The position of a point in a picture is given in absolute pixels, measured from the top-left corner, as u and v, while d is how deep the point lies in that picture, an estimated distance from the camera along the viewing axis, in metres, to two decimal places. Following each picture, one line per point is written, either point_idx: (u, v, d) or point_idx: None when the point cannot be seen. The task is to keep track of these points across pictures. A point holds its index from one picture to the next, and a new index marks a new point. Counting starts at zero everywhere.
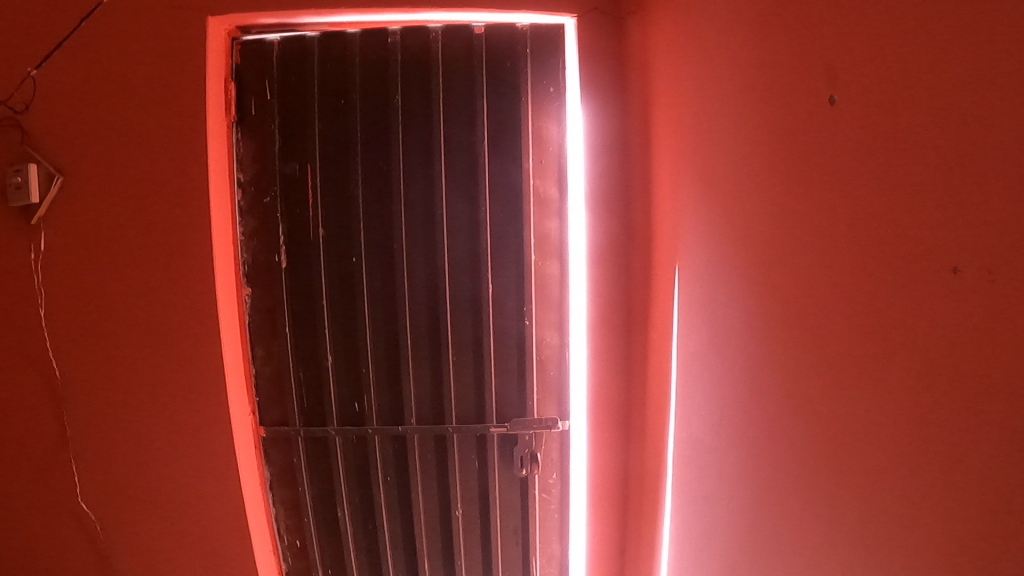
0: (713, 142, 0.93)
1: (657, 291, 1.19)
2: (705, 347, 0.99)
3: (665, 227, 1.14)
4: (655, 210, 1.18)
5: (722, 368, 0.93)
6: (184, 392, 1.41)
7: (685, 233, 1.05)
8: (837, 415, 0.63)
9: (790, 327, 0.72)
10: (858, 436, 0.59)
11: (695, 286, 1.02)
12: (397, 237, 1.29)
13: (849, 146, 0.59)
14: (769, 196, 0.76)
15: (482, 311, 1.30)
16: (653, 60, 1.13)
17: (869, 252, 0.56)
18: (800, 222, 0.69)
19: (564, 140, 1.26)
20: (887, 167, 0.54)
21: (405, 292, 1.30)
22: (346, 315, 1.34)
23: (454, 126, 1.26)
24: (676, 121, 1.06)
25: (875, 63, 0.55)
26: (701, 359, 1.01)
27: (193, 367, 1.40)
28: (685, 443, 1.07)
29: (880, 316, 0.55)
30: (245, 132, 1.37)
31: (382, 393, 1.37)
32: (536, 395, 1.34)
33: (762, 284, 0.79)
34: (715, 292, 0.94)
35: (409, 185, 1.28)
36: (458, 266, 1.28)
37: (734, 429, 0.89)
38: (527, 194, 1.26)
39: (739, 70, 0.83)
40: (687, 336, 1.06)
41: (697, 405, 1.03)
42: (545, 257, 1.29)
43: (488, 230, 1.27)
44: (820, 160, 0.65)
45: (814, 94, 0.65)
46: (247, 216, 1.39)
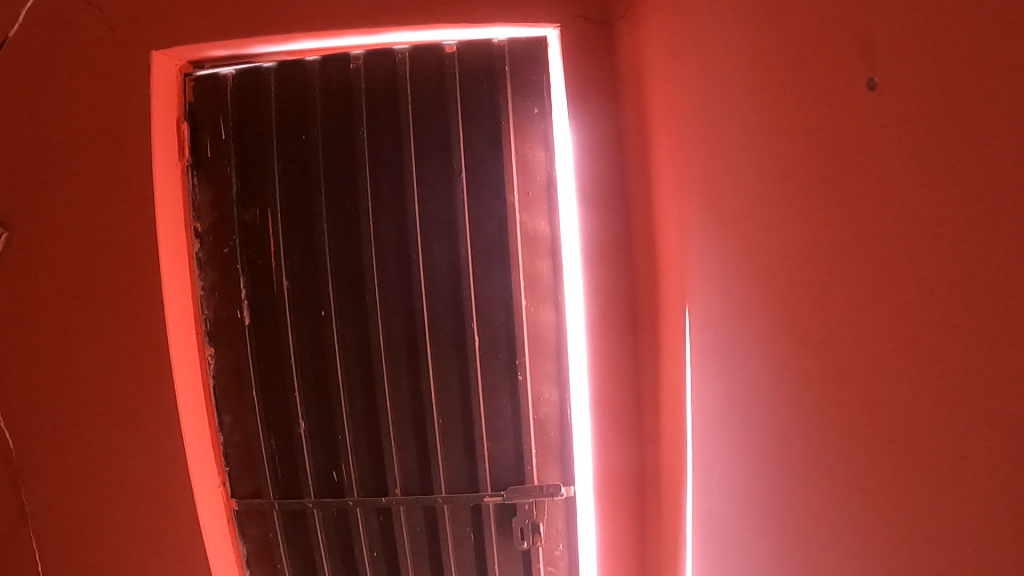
0: (725, 159, 0.78)
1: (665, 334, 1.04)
2: (722, 403, 0.83)
3: (670, 261, 0.99)
4: (658, 242, 1.03)
5: (747, 429, 0.76)
6: (143, 468, 1.26)
7: (694, 268, 0.90)
8: (919, 505, 0.47)
9: (840, 384, 0.56)
10: (956, 536, 0.44)
11: (710, 331, 0.86)
12: (370, 286, 1.14)
13: (918, 147, 0.45)
14: (801, 220, 0.61)
15: (469, 365, 1.14)
16: (648, 68, 0.99)
17: (963, 287, 0.42)
18: (846, 250, 0.54)
19: (552, 166, 1.12)
20: (993, 168, 0.39)
21: (382, 347, 1.15)
22: (317, 376, 1.19)
23: (428, 158, 1.13)
24: (677, 139, 0.92)
25: (964, 30, 0.40)
26: (718, 416, 0.85)
27: (151, 440, 1.24)
28: (707, 514, 0.90)
29: (993, 374, 0.40)
30: (201, 175, 1.24)
31: (363, 461, 1.21)
32: (535, 458, 1.18)
33: (794, 330, 0.64)
34: (735, 340, 0.79)
35: (380, 227, 1.13)
36: (440, 316, 1.13)
37: (763, 500, 0.73)
38: (514, 230, 1.12)
39: (749, 70, 0.69)
40: (701, 388, 0.91)
41: (716, 472, 0.87)
42: (538, 302, 1.13)
43: (471, 273, 1.12)
44: (872, 168, 0.50)
45: (859, 86, 0.50)
46: (207, 269, 1.25)
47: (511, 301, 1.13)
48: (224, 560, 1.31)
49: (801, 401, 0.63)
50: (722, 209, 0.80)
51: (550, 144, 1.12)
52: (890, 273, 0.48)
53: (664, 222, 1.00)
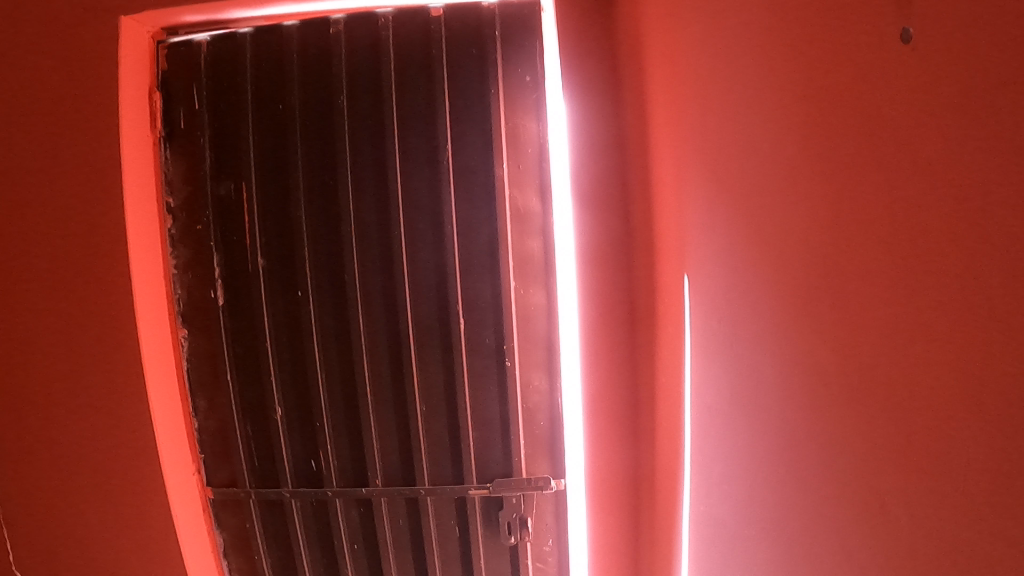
0: (732, 132, 0.71)
1: (664, 320, 0.98)
2: (724, 397, 0.78)
3: (670, 245, 0.93)
4: (660, 222, 0.98)
5: (754, 427, 0.70)
6: (117, 453, 1.20)
7: (692, 252, 0.85)
8: (943, 516, 0.41)
9: (858, 377, 0.50)
10: (984, 554, 0.38)
11: (712, 320, 0.80)
12: (348, 265, 1.07)
13: (964, 102, 0.38)
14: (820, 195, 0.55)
15: (454, 349, 1.07)
16: (655, 40, 0.94)
17: (1008, 265, 0.36)
18: (870, 227, 0.47)
19: (546, 136, 1.04)
20: None
21: (361, 330, 1.09)
22: (294, 360, 1.12)
23: (413, 128, 1.06)
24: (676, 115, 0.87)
25: None
26: (718, 411, 0.80)
27: (128, 424, 1.19)
28: (706, 515, 0.85)
29: None
30: (175, 148, 1.15)
31: (342, 450, 1.15)
32: (524, 449, 1.12)
33: (807, 316, 0.57)
34: (743, 330, 0.71)
35: (360, 202, 1.06)
36: (424, 298, 1.07)
37: (769, 504, 0.67)
38: (503, 207, 1.05)
39: (760, 31, 0.62)
40: (698, 379, 0.85)
41: (717, 472, 0.81)
42: (528, 284, 1.07)
43: (457, 252, 1.05)
44: (905, 132, 0.43)
45: (889, 39, 0.44)
46: (180, 245, 1.15)
47: (501, 283, 1.06)
48: (200, 554, 1.22)
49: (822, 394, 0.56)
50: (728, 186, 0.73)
51: (543, 114, 1.04)
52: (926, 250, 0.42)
53: (665, 201, 0.94)
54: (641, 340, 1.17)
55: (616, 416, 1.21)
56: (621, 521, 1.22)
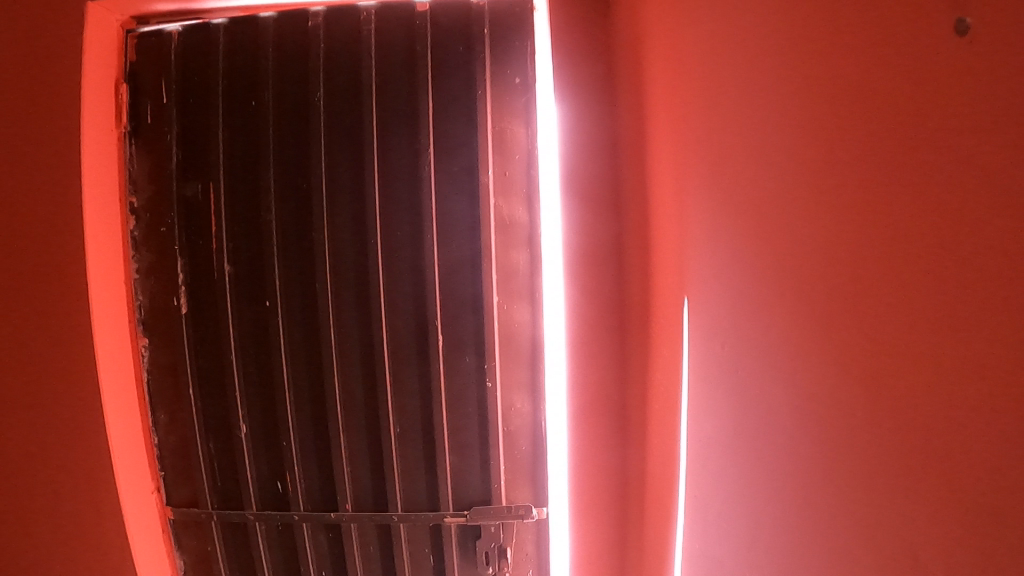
0: (743, 134, 0.66)
1: (660, 337, 0.93)
2: (725, 428, 0.71)
3: (668, 257, 0.88)
4: (658, 234, 0.92)
5: (762, 463, 0.62)
6: (71, 468, 1.12)
7: (691, 266, 0.79)
8: (981, 575, 0.35)
9: (892, 419, 0.43)
10: None
11: (716, 340, 0.73)
12: (319, 275, 1.00)
13: None
14: (842, 203, 0.49)
15: (432, 367, 1.00)
16: (662, 42, 0.89)
17: None
18: (911, 248, 0.41)
19: (533, 141, 0.98)
20: None
21: (332, 345, 1.01)
22: (261, 375, 1.05)
23: (394, 130, 0.99)
24: (681, 118, 0.82)
25: None
26: (717, 441, 0.73)
27: (80, 436, 1.11)
28: (702, 555, 0.78)
29: None
30: (141, 144, 1.08)
31: (310, 472, 1.07)
32: (504, 474, 1.05)
33: (823, 340, 0.51)
34: (755, 357, 0.64)
35: (334, 207, 0.99)
36: (401, 312, 1.00)
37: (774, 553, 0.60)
38: (487, 216, 0.98)
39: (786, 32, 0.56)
40: (695, 404, 0.79)
41: (715, 508, 0.74)
42: (511, 300, 1.00)
43: (437, 263, 0.98)
44: (956, 136, 0.38)
45: (947, 31, 0.38)
46: (142, 249, 1.08)
47: (482, 297, 0.99)
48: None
49: (843, 434, 0.49)
50: (737, 194, 0.67)
51: (532, 118, 0.98)
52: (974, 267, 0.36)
53: (663, 211, 0.89)
54: (631, 359, 1.11)
55: (603, 438, 1.15)
56: (608, 552, 1.15)
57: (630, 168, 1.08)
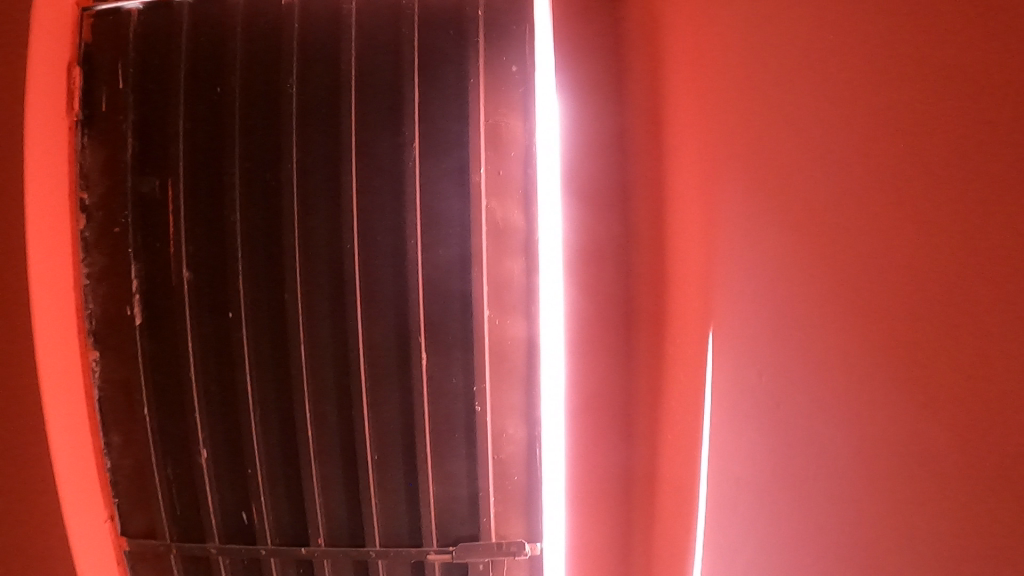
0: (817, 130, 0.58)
1: (691, 350, 0.86)
2: (779, 445, 0.65)
3: (708, 261, 0.81)
4: (693, 236, 0.85)
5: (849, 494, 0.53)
6: (20, 495, 1.00)
7: (739, 270, 0.74)
8: None
9: None
10: None
11: (749, 350, 0.72)
12: (289, 282, 0.89)
13: None
14: (855, 231, 0.54)
15: (415, 389, 0.89)
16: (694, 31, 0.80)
17: None
18: None
19: (531, 137, 0.88)
20: None
21: (303, 361, 0.90)
22: (225, 393, 0.94)
23: (375, 120, 0.88)
24: (734, 111, 0.75)
25: None
26: (765, 458, 0.68)
27: (36, 459, 1.00)
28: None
29: None
30: (94, 135, 0.96)
31: (279, 502, 0.96)
32: (494, 508, 0.93)
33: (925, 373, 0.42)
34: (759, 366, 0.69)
35: (307, 207, 0.88)
36: (380, 325, 0.88)
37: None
38: (479, 220, 0.86)
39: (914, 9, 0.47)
40: (742, 420, 0.73)
41: (760, 528, 0.70)
42: (503, 312, 0.89)
43: (422, 271, 0.87)
44: None
45: None
46: (94, 251, 0.97)
47: (472, 311, 0.88)
48: None
49: (841, 438, 0.55)
50: (782, 202, 0.65)
51: (531, 110, 0.88)
52: (956, 296, 0.45)
53: (702, 211, 0.82)
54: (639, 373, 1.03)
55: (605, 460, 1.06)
56: None
57: (642, 166, 1.00)
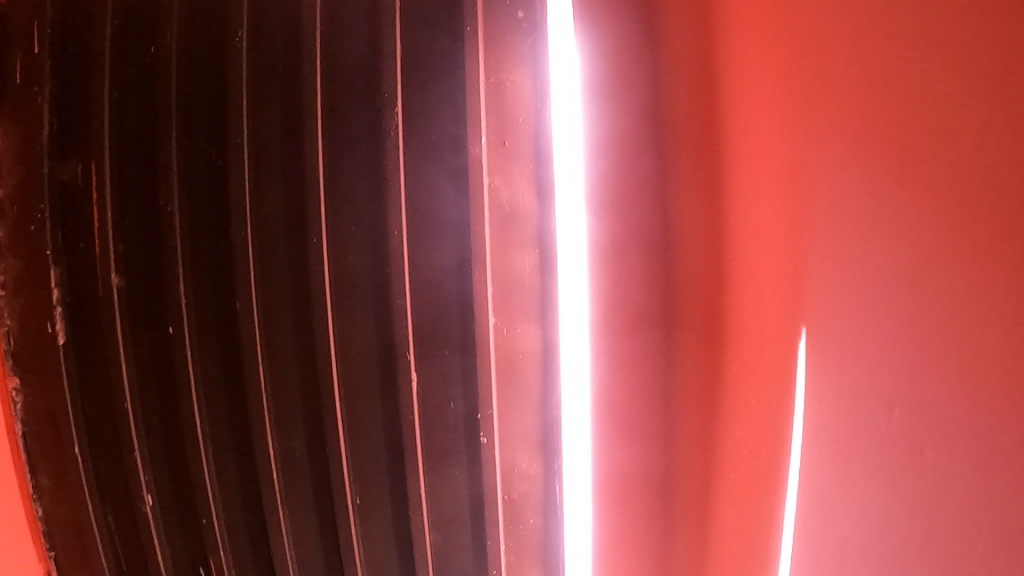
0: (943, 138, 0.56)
1: (768, 355, 0.68)
2: (900, 463, 0.60)
3: (800, 247, 0.64)
4: (772, 222, 0.67)
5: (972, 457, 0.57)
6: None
7: (846, 265, 0.62)
8: None
9: None
10: None
11: (858, 358, 0.61)
12: (241, 291, 0.67)
13: None
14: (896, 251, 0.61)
15: (402, 423, 0.65)
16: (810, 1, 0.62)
17: None
18: None
19: (544, 95, 0.63)
20: None
21: (262, 388, 0.68)
22: (168, 428, 0.75)
23: (345, 72, 0.64)
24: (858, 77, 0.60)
25: None
26: (874, 473, 0.61)
27: None
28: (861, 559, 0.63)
29: None
30: (6, 113, 0.75)
31: (242, 557, 0.77)
32: (505, 565, 0.71)
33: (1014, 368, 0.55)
34: (869, 377, 0.61)
35: (260, 190, 0.65)
36: (356, 349, 0.64)
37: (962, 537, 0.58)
38: (480, 200, 0.62)
39: None
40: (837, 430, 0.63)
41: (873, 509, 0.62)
42: (512, 321, 0.64)
43: (404, 263, 0.62)
44: None
45: None
46: (8, 256, 0.75)
47: (476, 327, 0.63)
48: None
49: (900, 441, 0.60)
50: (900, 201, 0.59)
51: (545, 60, 0.63)
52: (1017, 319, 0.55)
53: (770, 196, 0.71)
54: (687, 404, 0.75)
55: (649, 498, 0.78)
56: None
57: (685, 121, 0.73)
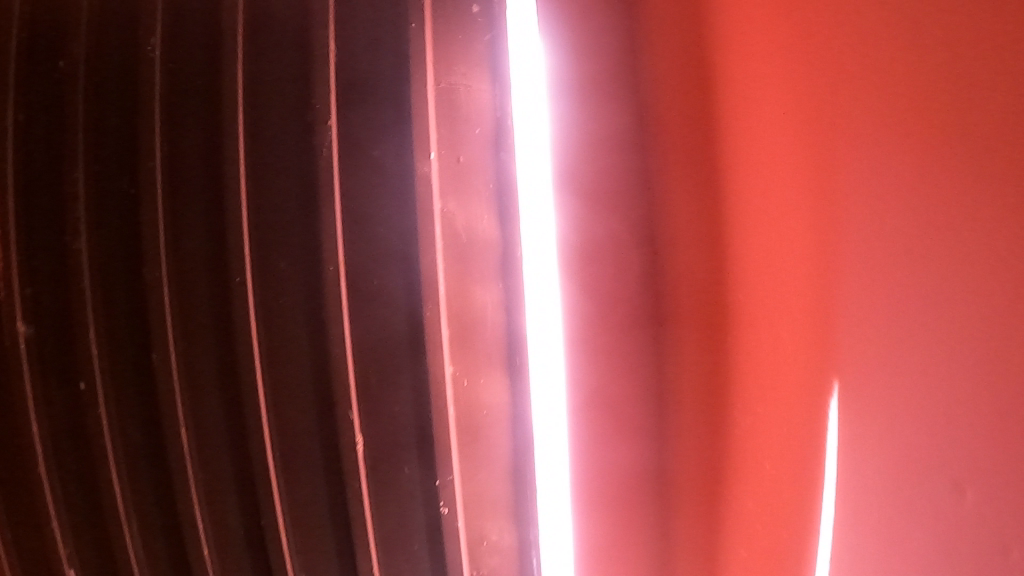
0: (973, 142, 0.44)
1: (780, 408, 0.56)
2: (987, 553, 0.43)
3: (821, 277, 0.51)
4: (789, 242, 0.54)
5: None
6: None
7: (862, 305, 0.47)
8: None
9: None
10: None
11: (892, 408, 0.47)
12: (158, 338, 0.56)
13: None
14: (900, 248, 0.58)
15: (350, 494, 0.54)
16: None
17: None
18: None
19: (506, 100, 0.53)
20: None
21: (186, 452, 0.57)
22: (88, 500, 0.62)
23: (275, 81, 0.54)
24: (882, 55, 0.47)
25: None
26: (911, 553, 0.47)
27: None
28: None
29: None
30: None
31: None
32: None
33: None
34: (914, 441, 0.46)
35: (178, 221, 0.55)
36: (288, 411, 0.54)
37: None
38: (433, 225, 0.51)
39: None
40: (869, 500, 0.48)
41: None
42: (473, 370, 0.53)
43: (344, 306, 0.51)
44: None
45: None
46: None
47: (430, 382, 0.52)
48: None
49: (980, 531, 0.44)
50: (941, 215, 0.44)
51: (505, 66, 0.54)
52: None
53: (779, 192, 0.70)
54: (686, 453, 0.64)
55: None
56: None
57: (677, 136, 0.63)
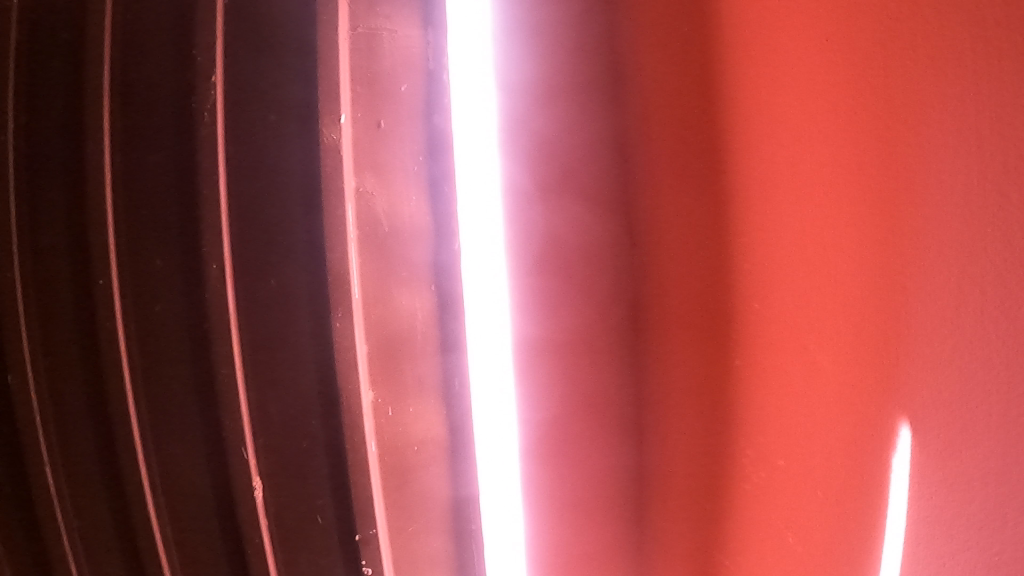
0: None
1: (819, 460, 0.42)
2: None
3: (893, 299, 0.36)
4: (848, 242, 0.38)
5: None
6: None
7: (955, 304, 0.34)
8: None
9: None
10: None
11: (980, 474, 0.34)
12: (16, 359, 0.44)
13: None
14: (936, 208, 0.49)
15: (252, 555, 0.43)
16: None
17: None
18: None
19: (438, 54, 0.43)
20: None
21: (55, 500, 0.45)
22: None
23: (152, 28, 0.41)
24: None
25: None
26: None
27: None
28: None
29: None
30: None
31: None
32: None
33: None
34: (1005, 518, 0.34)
35: (36, 211, 0.42)
36: (172, 447, 0.42)
37: None
38: (349, 211, 0.40)
39: None
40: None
41: None
42: (400, 397, 0.43)
43: (233, 315, 0.40)
44: None
45: None
46: None
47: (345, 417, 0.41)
48: None
49: None
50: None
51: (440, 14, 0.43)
52: None
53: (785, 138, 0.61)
54: (673, 495, 0.51)
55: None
56: None
57: (664, 83, 0.47)
